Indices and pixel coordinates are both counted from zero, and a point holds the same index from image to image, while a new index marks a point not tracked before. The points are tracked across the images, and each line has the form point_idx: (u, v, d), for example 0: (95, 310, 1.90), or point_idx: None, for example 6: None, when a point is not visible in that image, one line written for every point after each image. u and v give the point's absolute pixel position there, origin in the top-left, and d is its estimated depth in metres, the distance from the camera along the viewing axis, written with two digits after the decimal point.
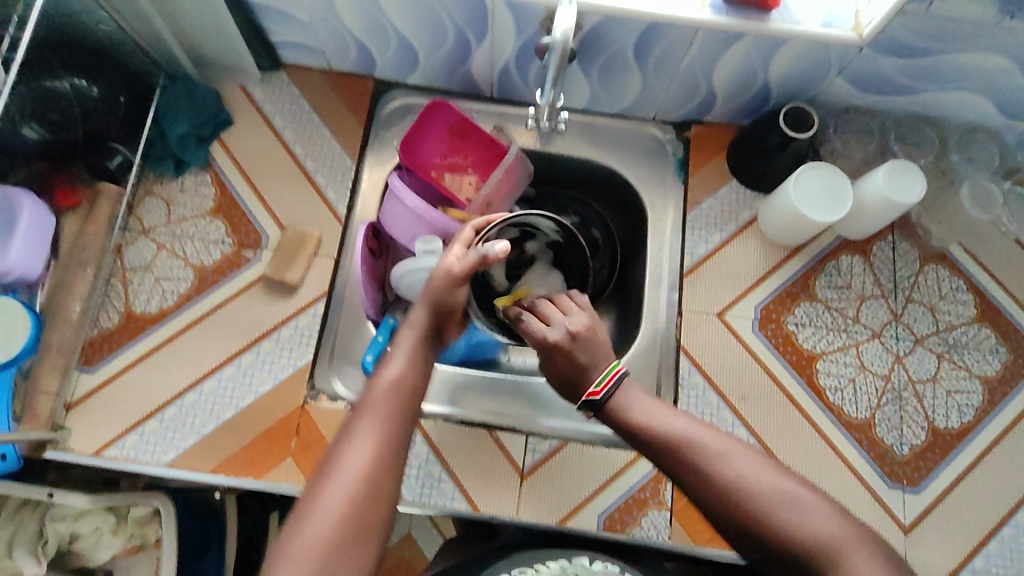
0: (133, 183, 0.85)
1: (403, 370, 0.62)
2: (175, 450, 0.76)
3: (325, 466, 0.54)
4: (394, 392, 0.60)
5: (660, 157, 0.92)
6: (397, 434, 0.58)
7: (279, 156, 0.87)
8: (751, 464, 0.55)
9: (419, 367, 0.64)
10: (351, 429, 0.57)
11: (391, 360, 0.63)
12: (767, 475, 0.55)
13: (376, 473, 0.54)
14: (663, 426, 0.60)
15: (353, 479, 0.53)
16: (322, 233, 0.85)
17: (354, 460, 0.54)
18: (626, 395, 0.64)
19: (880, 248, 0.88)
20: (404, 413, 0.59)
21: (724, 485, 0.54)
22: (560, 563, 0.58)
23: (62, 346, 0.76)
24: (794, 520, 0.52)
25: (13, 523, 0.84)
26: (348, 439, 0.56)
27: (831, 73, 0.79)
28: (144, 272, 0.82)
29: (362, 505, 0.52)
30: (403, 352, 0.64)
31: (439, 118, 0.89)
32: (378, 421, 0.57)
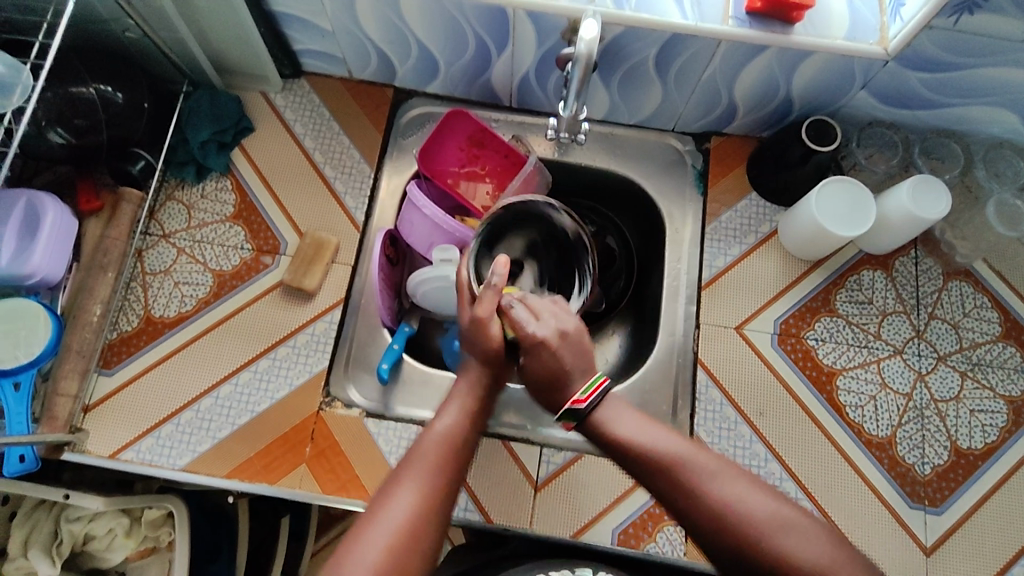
0: (154, 188, 0.85)
1: (453, 425, 0.63)
2: (191, 455, 0.76)
3: (369, 514, 0.55)
4: (446, 447, 0.61)
5: (678, 168, 0.92)
6: (445, 490, 0.58)
7: (299, 163, 0.88)
8: (738, 486, 0.56)
9: (468, 422, 0.65)
10: (395, 477, 0.58)
11: (443, 413, 0.65)
12: (755, 497, 0.55)
13: (418, 527, 0.55)
14: (654, 446, 0.60)
15: (395, 532, 0.54)
16: (339, 240, 0.85)
17: (398, 512, 0.55)
18: (610, 409, 0.64)
19: (902, 263, 0.87)
20: (456, 468, 0.60)
21: (712, 508, 0.55)
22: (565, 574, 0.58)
23: (81, 348, 0.76)
24: (787, 544, 0.53)
25: (28, 523, 0.85)
26: (393, 488, 0.57)
27: (854, 86, 0.79)
28: (164, 276, 0.83)
29: (403, 556, 0.53)
30: (454, 407, 0.65)
31: (459, 127, 0.89)
32: (427, 473, 0.58)
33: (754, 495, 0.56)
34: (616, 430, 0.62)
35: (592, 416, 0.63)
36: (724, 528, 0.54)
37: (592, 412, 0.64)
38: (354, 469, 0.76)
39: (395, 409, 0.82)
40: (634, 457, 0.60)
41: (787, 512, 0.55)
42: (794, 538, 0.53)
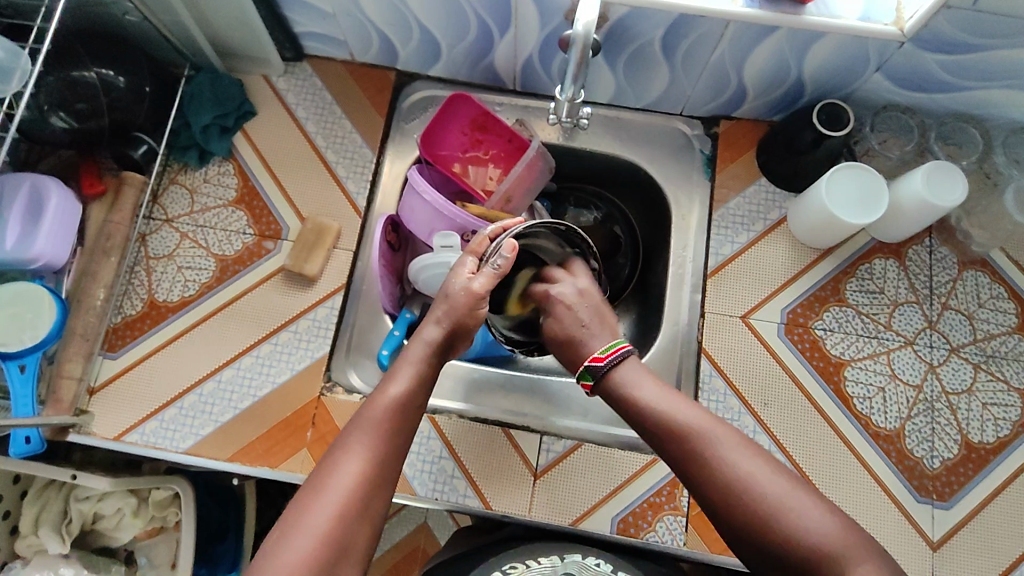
0: (158, 172, 0.85)
1: (405, 391, 0.62)
2: (193, 438, 0.77)
3: (315, 480, 0.56)
4: (393, 413, 0.60)
5: (686, 153, 0.90)
6: (389, 458, 0.58)
7: (301, 147, 0.87)
8: (748, 461, 0.57)
9: (421, 387, 0.64)
10: (340, 443, 0.58)
11: (394, 379, 0.63)
12: (766, 476, 0.56)
13: (361, 495, 0.55)
14: (670, 414, 0.61)
15: (339, 499, 0.54)
16: (341, 225, 0.85)
17: (344, 480, 0.55)
18: (630, 370, 0.66)
19: (916, 251, 0.84)
20: (400, 437, 0.60)
21: (719, 478, 0.56)
22: (553, 560, 0.59)
23: (86, 332, 0.77)
24: (787, 519, 0.53)
25: (38, 503, 0.88)
26: (340, 455, 0.57)
27: (869, 68, 0.76)
28: (167, 261, 0.83)
29: (349, 524, 0.54)
30: (408, 372, 0.64)
31: (461, 111, 0.87)
32: (374, 440, 0.58)
33: (762, 472, 0.56)
34: (635, 392, 0.64)
35: (612, 377, 0.66)
36: (733, 502, 0.55)
37: (609, 372, 0.67)
38: None
39: None
40: (647, 421, 0.62)
41: (795, 492, 0.54)
42: (801, 518, 0.53)
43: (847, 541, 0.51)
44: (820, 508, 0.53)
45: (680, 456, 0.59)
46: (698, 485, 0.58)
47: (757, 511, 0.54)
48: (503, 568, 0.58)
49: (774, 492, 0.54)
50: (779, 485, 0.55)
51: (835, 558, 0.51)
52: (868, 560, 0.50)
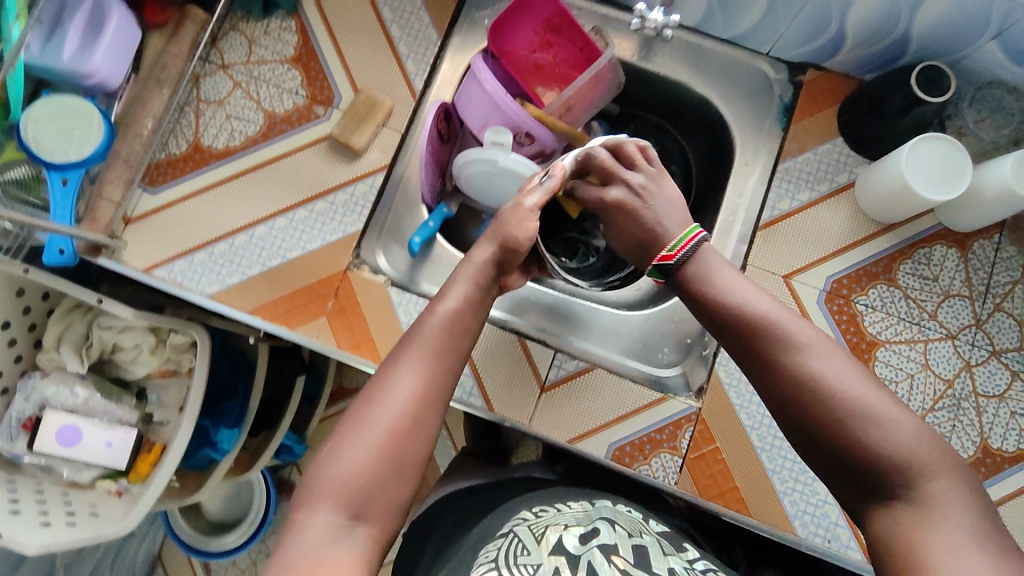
0: (219, 14, 0.83)
1: (457, 310, 0.61)
2: (219, 285, 0.78)
3: (369, 394, 0.55)
4: (445, 332, 0.59)
5: (764, 97, 0.85)
6: (443, 375, 0.58)
7: (367, 15, 0.84)
8: (831, 364, 0.53)
9: (473, 310, 0.63)
10: (395, 359, 0.58)
11: (447, 295, 0.62)
12: (852, 377, 0.52)
13: (416, 412, 0.55)
14: (750, 309, 0.58)
15: (395, 415, 0.54)
16: (394, 104, 0.82)
17: (400, 397, 0.55)
18: (706, 257, 0.62)
19: (981, 246, 0.80)
20: (452, 357, 0.59)
21: (802, 381, 0.53)
22: (585, 507, 0.55)
23: (129, 158, 0.78)
24: (869, 431, 0.49)
25: (63, 322, 0.91)
26: (392, 371, 0.56)
27: (984, 34, 0.69)
28: (217, 107, 0.82)
29: (404, 442, 0.54)
30: (459, 292, 0.63)
31: (537, 7, 0.82)
32: (427, 359, 0.57)
33: (848, 376, 0.52)
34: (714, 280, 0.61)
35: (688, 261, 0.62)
36: (814, 403, 0.52)
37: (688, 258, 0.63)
38: (371, 331, 0.77)
39: (420, 284, 0.81)
40: (725, 311, 0.59)
41: (886, 400, 0.51)
42: (886, 425, 0.49)
43: (924, 451, 0.49)
44: (905, 419, 0.50)
45: (753, 352, 0.56)
46: (773, 386, 0.55)
47: (837, 413, 0.51)
48: (532, 511, 0.54)
49: (860, 396, 0.51)
50: (866, 390, 0.51)
51: (912, 466, 0.48)
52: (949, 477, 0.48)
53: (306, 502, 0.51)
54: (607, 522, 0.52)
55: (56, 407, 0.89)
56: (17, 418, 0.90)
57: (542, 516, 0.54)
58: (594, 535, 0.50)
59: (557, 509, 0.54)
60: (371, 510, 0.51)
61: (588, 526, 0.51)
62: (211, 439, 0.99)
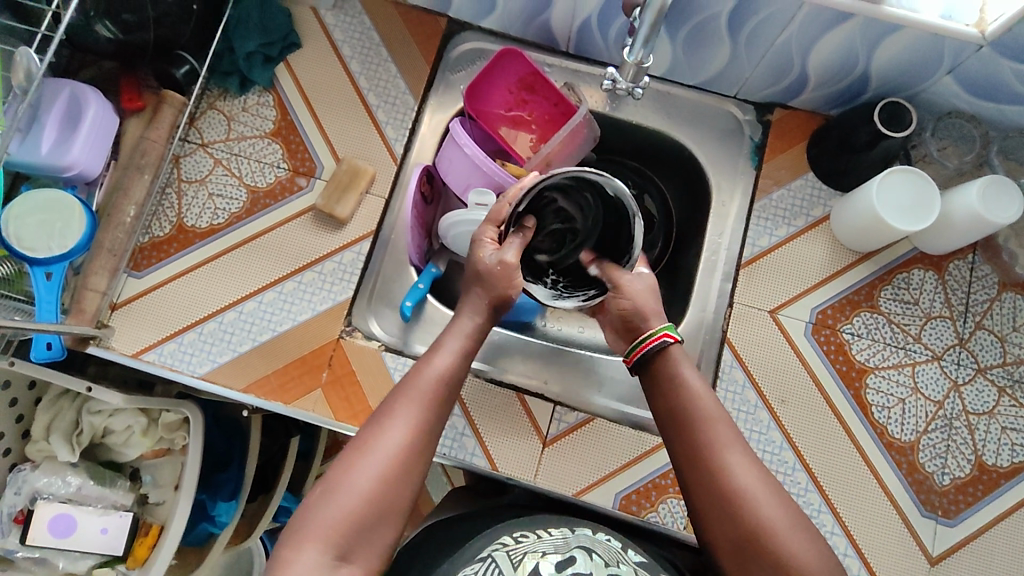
0: (197, 95, 0.83)
1: (452, 363, 0.62)
2: (210, 364, 0.77)
3: (363, 436, 0.55)
4: (440, 383, 0.60)
5: (734, 138, 0.87)
6: (436, 423, 0.58)
7: (343, 86, 0.85)
8: (756, 479, 0.56)
9: (465, 361, 0.64)
10: (388, 405, 0.58)
11: (442, 348, 0.63)
12: (762, 488, 0.56)
13: (409, 459, 0.55)
14: (693, 403, 0.62)
15: (388, 460, 0.54)
16: (376, 170, 0.83)
17: (393, 442, 0.55)
18: (673, 356, 0.66)
19: (957, 266, 0.82)
20: (445, 406, 0.60)
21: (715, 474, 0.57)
22: (565, 531, 0.54)
23: (113, 247, 0.77)
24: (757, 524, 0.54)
25: (52, 410, 0.90)
26: (386, 417, 0.56)
27: (940, 70, 0.72)
28: (199, 186, 0.82)
29: (391, 487, 0.53)
30: (454, 346, 0.64)
31: (509, 68, 0.85)
32: (421, 404, 0.58)
33: (769, 495, 0.56)
34: (677, 379, 0.64)
35: (662, 354, 0.66)
36: (734, 512, 0.55)
37: (668, 350, 0.66)
38: (367, 399, 0.77)
39: (414, 346, 0.82)
40: (679, 411, 0.62)
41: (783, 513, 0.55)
42: (795, 548, 0.53)
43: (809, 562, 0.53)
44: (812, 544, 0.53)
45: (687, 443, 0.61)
46: (704, 487, 0.58)
47: (749, 523, 0.54)
48: (513, 535, 0.53)
49: (773, 516, 0.54)
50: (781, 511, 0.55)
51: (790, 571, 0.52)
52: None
53: (291, 540, 0.50)
54: (584, 550, 0.52)
55: (49, 498, 0.87)
56: (8, 513, 0.87)
57: (523, 541, 0.52)
58: (569, 562, 0.51)
59: (538, 535, 0.53)
60: (356, 557, 0.51)
61: (565, 553, 0.51)
62: (208, 513, 0.98)
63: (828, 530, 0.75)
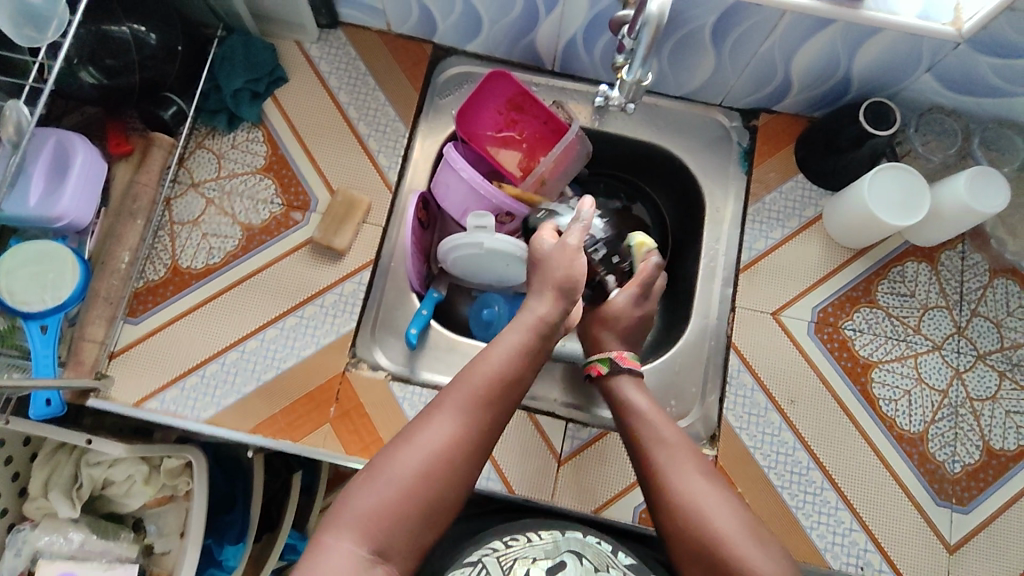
0: (185, 135, 0.83)
1: (510, 357, 0.59)
2: (214, 408, 0.76)
3: (411, 428, 0.54)
4: (496, 381, 0.57)
5: (723, 145, 0.89)
6: (489, 422, 0.56)
7: (333, 117, 0.85)
8: (703, 486, 0.57)
9: (525, 358, 0.60)
10: (439, 399, 0.56)
11: (499, 343, 0.61)
12: (715, 501, 0.56)
13: (454, 457, 0.53)
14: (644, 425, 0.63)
15: (431, 457, 0.52)
16: (372, 200, 0.83)
17: (438, 438, 0.53)
18: (627, 384, 0.69)
19: (948, 257, 0.84)
20: (501, 403, 0.57)
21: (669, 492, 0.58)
22: (555, 535, 0.56)
23: (109, 295, 0.76)
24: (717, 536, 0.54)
25: (49, 465, 0.87)
26: (437, 410, 0.55)
27: (919, 68, 0.74)
28: (192, 227, 0.81)
29: (436, 479, 0.52)
30: (515, 340, 0.61)
31: (498, 89, 0.86)
32: (475, 399, 0.56)
33: (716, 501, 0.56)
34: (625, 402, 0.67)
35: (607, 380, 0.70)
36: (680, 521, 0.56)
37: (606, 381, 0.70)
38: (378, 430, 0.76)
39: (421, 374, 0.80)
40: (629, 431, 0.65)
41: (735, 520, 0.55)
42: (746, 552, 0.53)
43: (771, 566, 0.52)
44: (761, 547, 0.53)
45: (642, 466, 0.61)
46: (654, 500, 0.59)
47: (696, 530, 0.55)
48: (504, 539, 0.55)
49: (724, 524, 0.54)
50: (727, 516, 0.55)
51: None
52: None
53: (329, 528, 0.49)
54: (574, 554, 0.54)
55: (52, 557, 0.85)
56: None
57: (513, 545, 0.54)
58: (558, 568, 0.53)
59: (528, 539, 0.55)
60: (393, 552, 0.50)
61: (554, 558, 0.53)
62: (215, 558, 0.96)
63: (846, 527, 0.75)
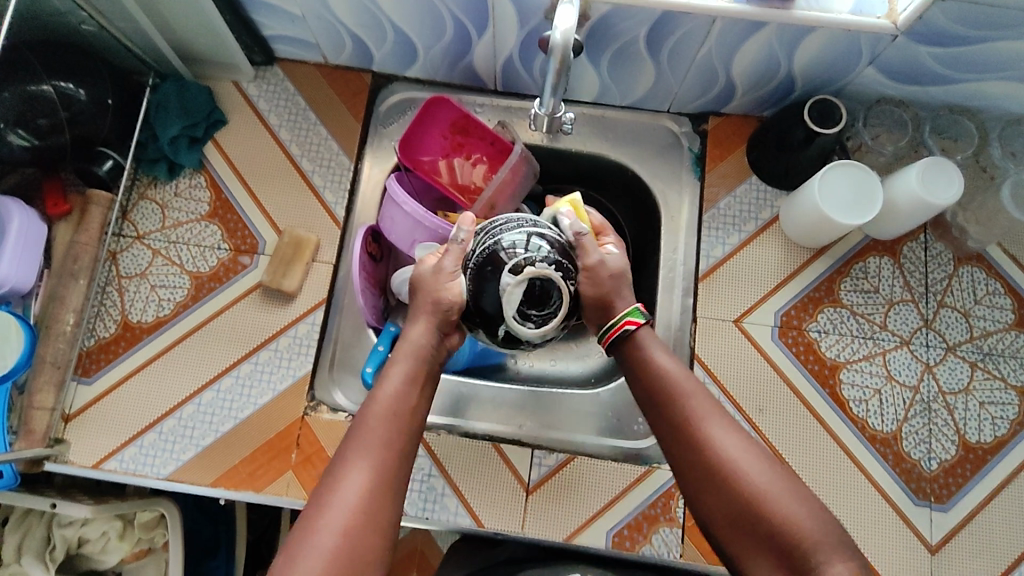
0: (126, 187, 0.82)
1: (399, 392, 0.60)
2: (174, 463, 0.75)
3: (321, 494, 0.53)
4: (391, 420, 0.58)
5: (674, 152, 0.87)
6: (396, 463, 0.56)
7: (275, 156, 0.84)
8: (737, 442, 0.56)
9: (417, 388, 0.61)
10: (343, 453, 0.56)
11: (386, 378, 0.61)
12: (756, 461, 0.55)
13: (370, 508, 0.53)
14: (669, 381, 0.61)
15: (348, 514, 0.52)
16: (320, 237, 0.82)
17: (349, 492, 0.53)
18: (646, 337, 0.64)
19: (910, 248, 0.82)
20: (401, 441, 0.57)
21: (709, 452, 0.56)
22: None
23: (56, 359, 0.75)
24: (777, 506, 0.52)
25: (21, 528, 0.85)
26: (342, 467, 0.55)
27: (861, 62, 0.72)
28: (140, 280, 0.80)
29: (359, 538, 0.51)
30: (401, 371, 0.61)
31: (440, 114, 0.85)
32: (375, 449, 0.55)
33: (752, 456, 0.55)
34: (643, 358, 0.63)
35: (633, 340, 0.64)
36: (725, 481, 0.54)
37: (633, 336, 0.64)
38: None
39: None
40: (654, 389, 0.61)
41: (773, 477, 0.54)
42: (790, 510, 0.52)
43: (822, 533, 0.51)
44: (801, 499, 0.53)
45: (674, 426, 0.59)
46: (690, 461, 0.57)
47: (745, 497, 0.53)
48: None
49: (762, 481, 0.53)
50: (765, 472, 0.54)
51: (811, 551, 0.50)
52: (839, 556, 0.49)
53: None
54: None
55: None
56: None
57: None
58: None
59: None
60: None
61: None
62: None
63: None
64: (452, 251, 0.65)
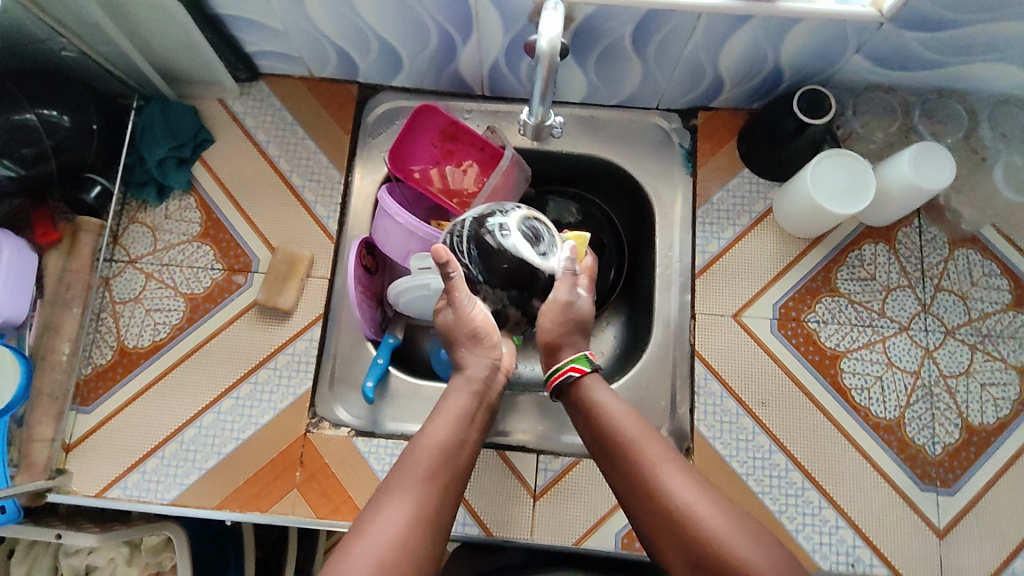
0: (115, 212, 0.81)
1: (448, 431, 0.61)
2: (178, 488, 0.74)
3: (361, 524, 0.54)
4: (439, 456, 0.59)
5: (665, 149, 0.87)
6: (440, 499, 0.57)
7: (264, 172, 0.83)
8: (690, 488, 0.57)
9: (466, 426, 0.63)
10: (388, 485, 0.57)
11: (436, 417, 0.62)
12: (711, 504, 0.56)
13: (410, 539, 0.53)
14: (618, 432, 0.62)
15: (388, 542, 0.52)
16: (313, 252, 0.81)
17: (392, 522, 0.54)
18: (593, 386, 0.66)
19: (905, 234, 0.82)
20: (448, 479, 0.59)
21: (664, 499, 0.57)
22: None
23: (53, 390, 0.74)
24: (734, 546, 0.53)
25: (28, 559, 0.84)
26: (386, 498, 0.56)
27: (848, 51, 0.72)
28: (134, 304, 0.79)
29: (397, 567, 0.51)
30: (450, 411, 0.63)
31: (428, 123, 0.84)
32: (419, 483, 0.57)
33: (707, 500, 0.57)
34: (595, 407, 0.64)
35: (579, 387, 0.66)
36: (680, 525, 0.56)
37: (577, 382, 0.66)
38: (346, 489, 0.74)
39: (386, 425, 0.79)
40: (606, 439, 0.62)
41: (729, 519, 0.55)
42: (745, 553, 0.53)
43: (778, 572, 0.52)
44: (756, 542, 0.54)
45: (627, 474, 0.60)
46: (644, 510, 0.58)
47: (699, 541, 0.54)
48: None
49: (717, 524, 0.55)
50: (720, 516, 0.55)
51: None
52: None
53: None
54: None
55: None
56: None
57: None
58: None
59: None
60: None
61: None
62: None
63: (832, 525, 0.74)
64: (457, 282, 0.66)
